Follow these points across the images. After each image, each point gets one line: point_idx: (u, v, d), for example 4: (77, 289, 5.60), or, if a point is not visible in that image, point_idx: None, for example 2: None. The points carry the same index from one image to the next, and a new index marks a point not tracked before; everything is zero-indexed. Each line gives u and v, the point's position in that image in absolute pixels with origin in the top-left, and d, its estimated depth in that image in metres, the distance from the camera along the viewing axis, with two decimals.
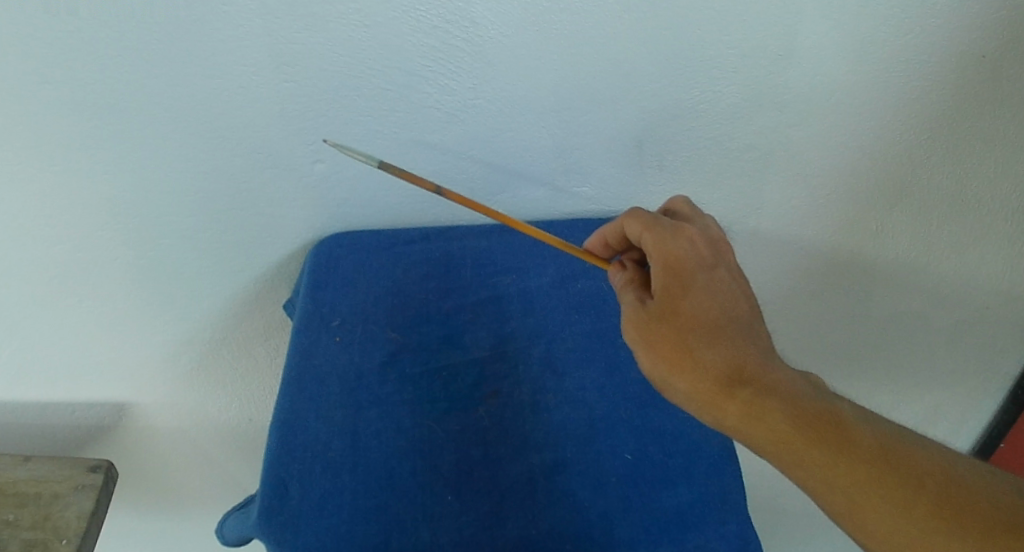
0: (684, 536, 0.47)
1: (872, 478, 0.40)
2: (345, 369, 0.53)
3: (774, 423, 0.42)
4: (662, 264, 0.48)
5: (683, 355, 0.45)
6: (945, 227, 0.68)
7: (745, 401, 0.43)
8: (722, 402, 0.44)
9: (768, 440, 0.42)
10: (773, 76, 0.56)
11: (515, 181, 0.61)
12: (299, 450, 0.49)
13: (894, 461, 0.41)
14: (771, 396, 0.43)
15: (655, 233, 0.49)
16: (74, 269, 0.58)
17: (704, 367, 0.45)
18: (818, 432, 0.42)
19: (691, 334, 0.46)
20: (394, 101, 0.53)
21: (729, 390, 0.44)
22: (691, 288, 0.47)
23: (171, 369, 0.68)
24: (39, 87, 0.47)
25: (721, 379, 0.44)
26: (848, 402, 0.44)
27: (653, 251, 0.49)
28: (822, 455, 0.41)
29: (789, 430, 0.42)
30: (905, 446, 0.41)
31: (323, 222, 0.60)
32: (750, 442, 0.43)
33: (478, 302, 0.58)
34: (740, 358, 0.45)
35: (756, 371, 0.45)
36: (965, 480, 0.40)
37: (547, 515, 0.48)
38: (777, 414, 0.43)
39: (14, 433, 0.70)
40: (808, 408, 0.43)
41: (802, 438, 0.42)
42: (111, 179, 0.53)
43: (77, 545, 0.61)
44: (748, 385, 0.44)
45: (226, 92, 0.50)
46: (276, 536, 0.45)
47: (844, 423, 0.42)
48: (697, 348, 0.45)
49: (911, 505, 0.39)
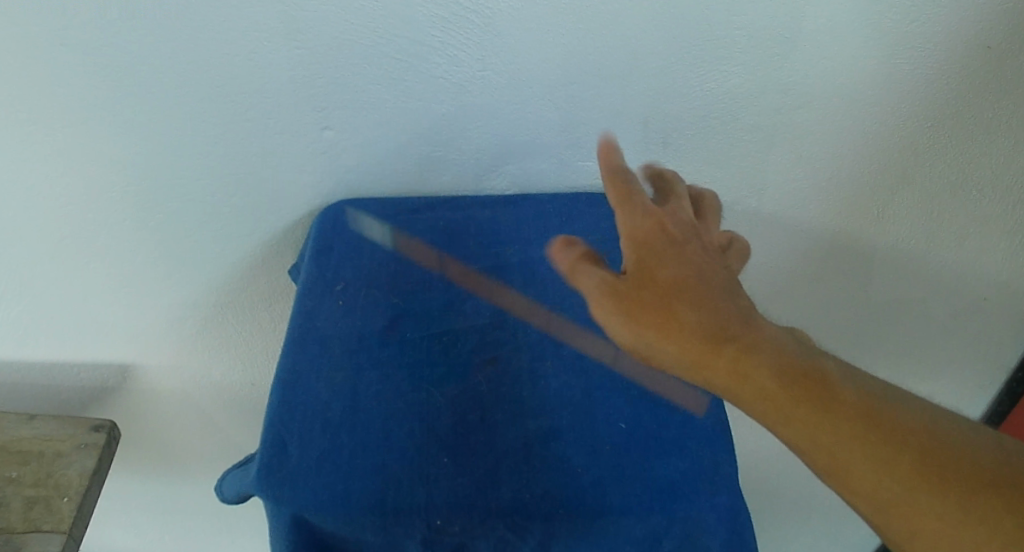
0: (676, 506, 0.48)
1: (859, 435, 0.40)
2: (347, 332, 0.54)
3: (759, 379, 0.42)
4: (639, 233, 0.47)
5: (665, 316, 0.44)
6: (947, 215, 0.69)
7: (729, 359, 0.42)
8: (706, 357, 0.43)
9: (753, 398, 0.41)
10: (779, 59, 0.56)
11: (520, 154, 0.61)
12: (300, 409, 0.50)
13: (879, 419, 0.40)
14: (754, 354, 0.42)
15: (631, 203, 0.48)
16: (84, 229, 0.59)
17: (686, 327, 0.43)
18: (804, 389, 0.41)
19: (673, 295, 0.44)
20: (402, 71, 0.54)
21: (713, 348, 0.43)
22: (674, 244, 0.47)
23: (176, 333, 0.69)
24: (57, 49, 0.48)
25: (704, 337, 0.43)
26: (831, 359, 0.43)
27: (631, 219, 0.48)
28: (808, 413, 0.40)
29: (775, 386, 0.41)
30: (889, 403, 0.41)
31: (329, 189, 0.61)
32: (735, 401, 0.42)
33: (479, 271, 0.59)
34: (722, 317, 0.44)
35: (738, 330, 0.44)
36: (950, 439, 0.40)
37: (540, 480, 0.49)
38: (762, 372, 0.42)
39: (19, 393, 0.71)
40: (793, 365, 0.42)
41: (787, 395, 0.41)
42: (120, 141, 0.54)
43: (77, 503, 0.62)
44: (731, 344, 0.43)
45: (238, 58, 0.51)
46: (274, 492, 0.47)
47: (830, 381, 0.41)
48: (679, 309, 0.44)
49: (899, 465, 0.39)
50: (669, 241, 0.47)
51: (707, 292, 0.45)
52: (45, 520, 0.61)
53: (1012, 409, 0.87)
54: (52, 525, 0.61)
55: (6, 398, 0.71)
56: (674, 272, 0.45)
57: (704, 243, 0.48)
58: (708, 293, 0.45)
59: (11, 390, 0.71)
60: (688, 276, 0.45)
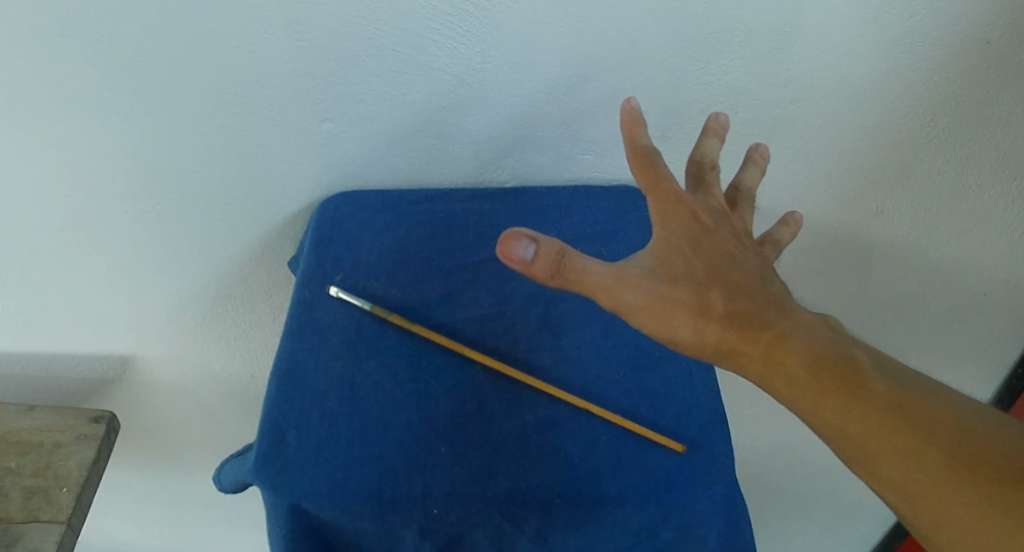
0: (671, 495, 0.49)
1: (885, 424, 0.43)
2: (345, 323, 0.53)
3: (792, 368, 0.44)
4: (671, 224, 0.46)
5: (704, 306, 0.44)
6: (945, 210, 0.69)
7: (765, 348, 0.44)
8: (743, 344, 0.44)
9: (787, 386, 0.44)
10: (778, 52, 0.57)
11: (519, 146, 0.61)
12: (299, 398, 0.50)
13: (903, 409, 0.43)
14: (789, 343, 0.44)
15: (664, 190, 0.46)
16: (84, 219, 0.60)
17: (723, 318, 0.44)
18: (835, 380, 0.44)
19: (712, 285, 0.45)
20: (402, 63, 0.54)
21: (750, 337, 0.44)
22: (707, 236, 0.47)
23: (175, 324, 0.70)
24: (57, 40, 0.48)
25: (742, 326, 0.44)
26: (858, 349, 0.46)
27: (663, 206, 0.46)
28: (840, 404, 0.43)
29: (807, 376, 0.44)
30: (912, 394, 0.44)
31: (329, 180, 0.61)
32: (768, 388, 0.44)
33: (479, 262, 0.58)
34: (758, 308, 0.45)
35: (773, 319, 0.45)
36: (969, 427, 0.43)
37: (538, 469, 0.49)
38: (796, 362, 0.44)
39: (19, 384, 0.71)
40: (822, 354, 0.44)
41: (820, 385, 0.43)
42: (121, 131, 0.55)
43: (77, 493, 0.63)
44: (767, 332, 0.44)
45: (239, 49, 0.51)
46: (272, 481, 0.47)
47: (858, 371, 0.44)
48: (717, 300, 0.45)
49: (925, 453, 0.42)
50: (703, 232, 0.47)
51: (742, 284, 0.46)
52: (45, 510, 0.62)
53: (1010, 406, 0.87)
54: (52, 515, 0.61)
55: (6, 388, 0.71)
56: (710, 266, 0.45)
57: (728, 225, 0.49)
58: (738, 277, 0.46)
59: (11, 381, 0.71)
60: (718, 260, 0.46)
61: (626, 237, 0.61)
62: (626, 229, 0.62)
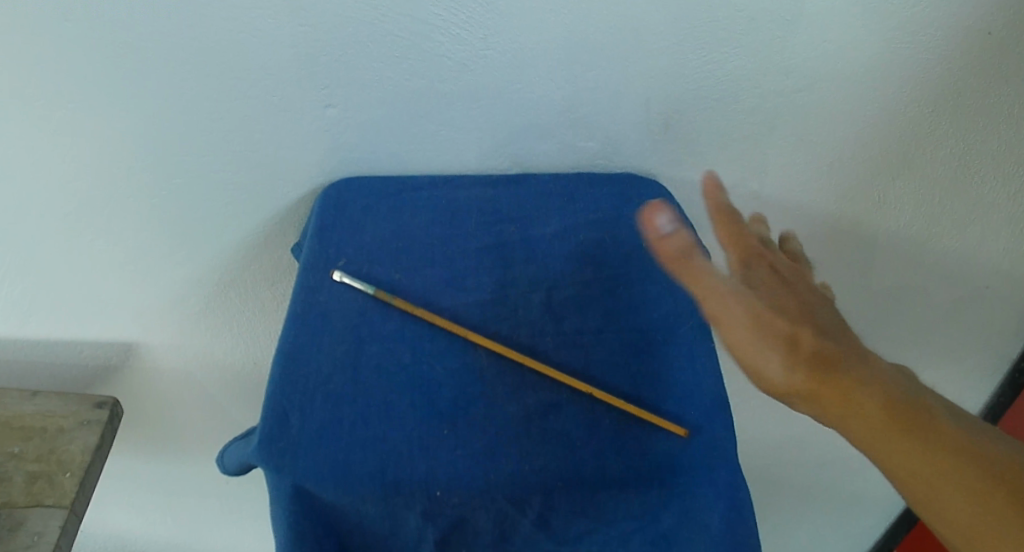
0: (674, 479, 0.49)
1: (956, 468, 0.41)
2: (348, 307, 0.54)
3: (870, 412, 0.43)
4: (759, 265, 0.50)
5: (785, 339, 0.46)
6: (947, 201, 0.69)
7: (838, 385, 0.44)
8: (819, 382, 0.44)
9: (858, 422, 0.43)
10: (780, 41, 0.57)
11: (522, 133, 0.62)
12: (302, 380, 0.50)
13: (978, 457, 0.41)
14: (862, 381, 0.44)
15: (748, 235, 0.51)
16: (90, 203, 0.60)
17: (803, 354, 0.45)
18: (906, 419, 0.43)
19: (794, 323, 0.47)
20: (405, 49, 0.54)
21: (824, 373, 0.44)
22: (786, 285, 0.50)
23: (178, 311, 0.70)
24: (62, 23, 0.49)
25: (819, 362, 0.45)
26: (932, 396, 0.45)
27: (749, 250, 0.51)
28: (910, 443, 0.42)
29: (880, 413, 0.43)
30: (988, 444, 0.42)
31: (333, 166, 0.61)
32: (839, 427, 0.44)
33: (482, 248, 0.58)
34: (834, 349, 0.46)
35: (847, 361, 0.45)
36: None
37: (541, 452, 0.49)
38: (869, 402, 0.43)
39: (23, 369, 0.72)
40: (897, 397, 0.44)
41: (891, 422, 0.43)
42: (127, 116, 0.55)
43: (80, 478, 0.63)
44: (840, 370, 0.45)
45: (243, 34, 0.52)
46: (275, 462, 0.47)
47: (931, 414, 0.43)
48: (799, 335, 0.46)
49: (999, 503, 0.40)
50: (781, 281, 0.50)
51: (820, 326, 0.47)
52: (48, 495, 0.62)
53: (1012, 401, 0.88)
54: (55, 499, 0.62)
55: (10, 373, 0.72)
56: (792, 305, 0.48)
57: (808, 281, 0.52)
58: (822, 323, 0.48)
59: (15, 365, 0.71)
60: (803, 308, 0.48)
61: (630, 223, 0.60)
62: (629, 215, 0.61)
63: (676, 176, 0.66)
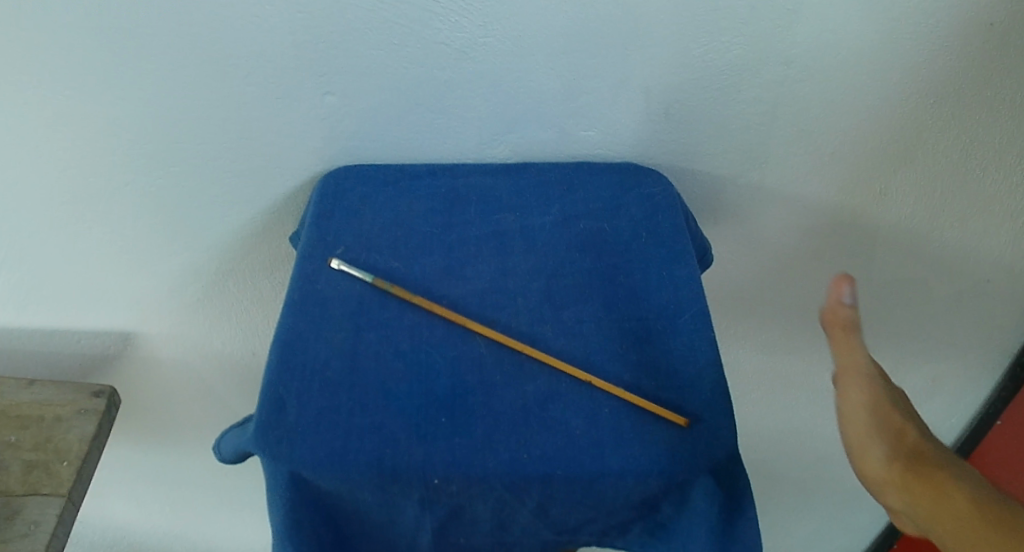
0: (674, 469, 0.46)
1: None
2: (346, 295, 0.53)
3: (960, 508, 0.45)
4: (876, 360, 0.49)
5: (902, 437, 0.47)
6: (949, 193, 0.69)
7: (935, 481, 0.46)
8: (924, 475, 0.46)
9: (951, 519, 0.45)
10: (780, 30, 0.57)
11: (522, 121, 0.61)
12: (299, 368, 0.50)
13: None
14: (955, 476, 0.47)
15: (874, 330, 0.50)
16: (88, 190, 0.60)
17: (908, 448, 0.47)
18: (997, 521, 0.44)
19: (903, 417, 0.48)
20: (404, 36, 0.54)
21: (925, 467, 0.46)
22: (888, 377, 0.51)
23: (176, 299, 0.70)
24: (58, 9, 0.49)
25: (921, 457, 0.47)
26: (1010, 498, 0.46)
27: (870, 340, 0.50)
28: (1000, 539, 0.44)
29: (973, 513, 0.45)
30: None
31: (331, 153, 0.61)
32: (931, 520, 0.45)
33: (481, 237, 0.58)
34: (929, 440, 0.48)
35: (937, 452, 0.48)
36: None
37: (539, 441, 0.47)
38: (964, 499, 0.45)
39: (24, 354, 0.73)
40: (992, 501, 0.45)
41: (987, 524, 0.44)
42: (125, 104, 0.55)
43: (77, 467, 0.63)
44: (934, 463, 0.47)
45: (240, 21, 0.51)
46: (271, 450, 0.46)
47: (1015, 514, 0.45)
48: (908, 430, 0.47)
49: None
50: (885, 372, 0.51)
51: (916, 419, 0.49)
52: (44, 483, 0.62)
53: (1014, 395, 0.87)
54: (52, 488, 0.61)
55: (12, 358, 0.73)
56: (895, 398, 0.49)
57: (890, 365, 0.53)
58: (915, 413, 0.50)
59: (17, 351, 0.72)
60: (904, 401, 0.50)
61: (629, 213, 0.60)
62: (628, 205, 0.60)
63: (677, 166, 0.66)
